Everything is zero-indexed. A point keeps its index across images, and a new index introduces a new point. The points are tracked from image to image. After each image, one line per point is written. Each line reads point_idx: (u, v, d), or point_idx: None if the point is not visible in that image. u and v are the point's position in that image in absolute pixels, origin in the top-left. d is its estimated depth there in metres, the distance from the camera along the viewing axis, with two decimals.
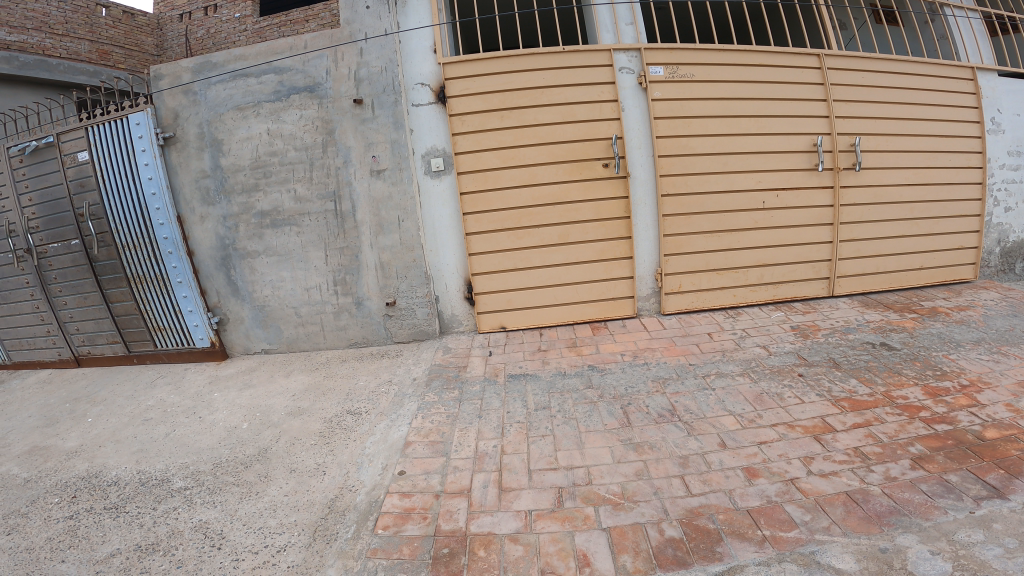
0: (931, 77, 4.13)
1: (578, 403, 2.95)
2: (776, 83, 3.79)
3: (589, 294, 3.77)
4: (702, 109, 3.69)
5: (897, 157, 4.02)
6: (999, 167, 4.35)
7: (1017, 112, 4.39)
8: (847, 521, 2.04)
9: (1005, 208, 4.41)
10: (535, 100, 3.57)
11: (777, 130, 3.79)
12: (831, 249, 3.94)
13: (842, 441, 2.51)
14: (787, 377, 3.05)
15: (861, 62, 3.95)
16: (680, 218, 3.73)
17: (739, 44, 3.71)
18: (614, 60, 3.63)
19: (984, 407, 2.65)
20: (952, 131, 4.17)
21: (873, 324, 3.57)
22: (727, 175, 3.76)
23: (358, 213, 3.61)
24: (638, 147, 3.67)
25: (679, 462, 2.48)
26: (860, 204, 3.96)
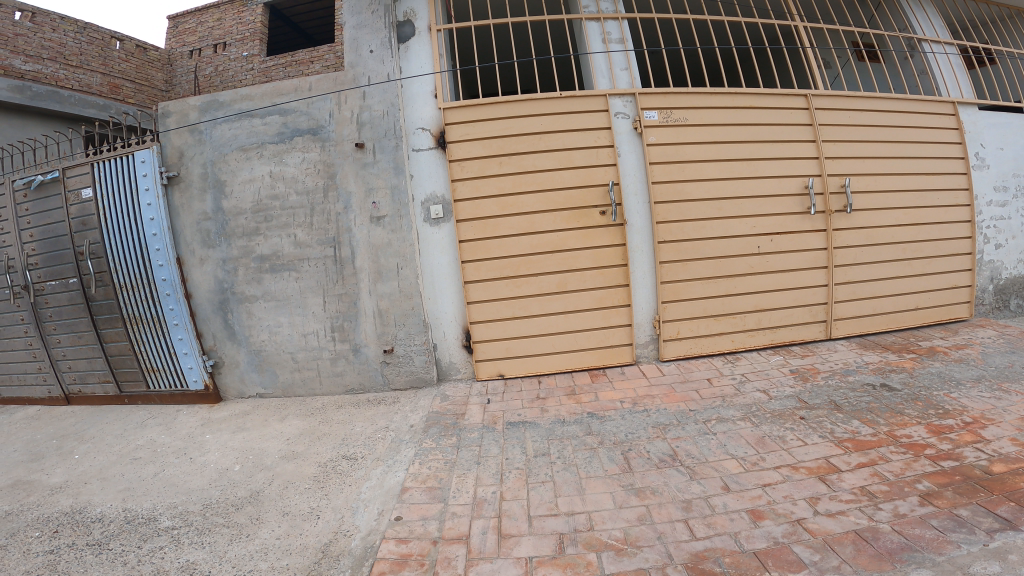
0: (915, 120, 4.24)
1: (578, 449, 2.89)
2: (768, 126, 3.89)
3: (588, 342, 3.75)
4: (697, 153, 3.76)
5: (886, 198, 4.08)
6: (987, 204, 4.42)
7: (999, 146, 4.49)
8: (858, 560, 2.00)
9: (995, 245, 4.45)
10: (533, 145, 3.65)
11: (769, 173, 3.86)
12: (827, 292, 3.96)
13: (847, 481, 2.47)
14: (789, 421, 2.99)
15: (848, 102, 4.07)
16: (676, 264, 3.76)
17: (729, 87, 3.82)
18: (610, 106, 3.73)
19: (989, 442, 2.63)
20: (940, 170, 4.26)
21: (872, 365, 3.55)
22: (722, 220, 3.80)
23: (357, 260, 3.63)
24: (635, 193, 3.73)
25: (683, 506, 2.42)
26: (853, 247, 4.00)
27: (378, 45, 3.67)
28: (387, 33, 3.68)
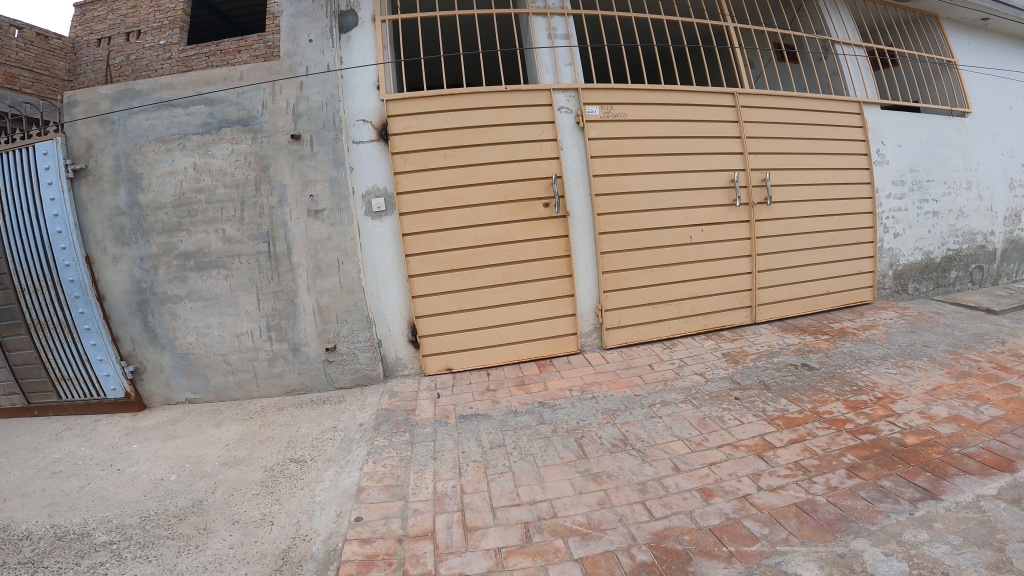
0: (825, 118, 4.58)
1: (532, 439, 2.95)
2: (699, 121, 4.09)
3: (533, 332, 3.83)
4: (635, 148, 3.90)
5: (801, 191, 4.41)
6: (887, 196, 4.86)
7: (898, 143, 4.94)
8: (803, 531, 2.30)
9: (893, 234, 4.91)
10: (478, 138, 3.67)
11: (701, 167, 4.08)
12: (751, 279, 4.24)
13: (782, 456, 2.79)
14: (725, 401, 3.24)
15: (769, 100, 4.34)
16: (617, 255, 3.89)
17: (665, 85, 3.99)
18: (553, 100, 3.80)
19: (900, 415, 3.15)
20: (846, 164, 4.64)
21: (793, 346, 3.93)
22: (658, 212, 3.97)
23: (294, 255, 3.54)
24: (576, 186, 3.82)
25: (638, 488, 2.57)
26: (774, 236, 4.31)
27: (318, 35, 3.61)
28: (328, 22, 3.63)
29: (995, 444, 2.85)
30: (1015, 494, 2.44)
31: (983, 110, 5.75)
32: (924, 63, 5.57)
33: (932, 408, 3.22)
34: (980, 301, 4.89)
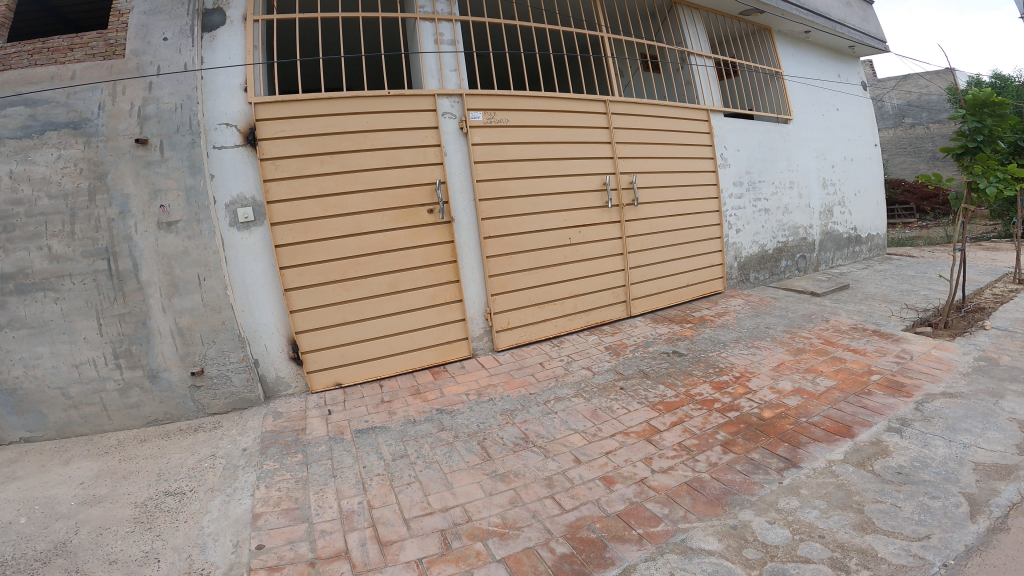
0: (678, 124, 5.27)
1: (435, 446, 3.12)
2: (573, 127, 4.53)
3: (425, 340, 3.98)
4: (517, 153, 4.25)
5: (659, 193, 5.07)
6: (729, 196, 5.73)
7: (736, 148, 5.80)
8: (698, 507, 2.72)
9: (736, 230, 5.82)
10: (359, 144, 3.70)
11: (577, 171, 4.55)
12: (624, 275, 4.87)
13: (668, 439, 3.28)
14: (612, 392, 3.75)
15: (633, 108, 4.93)
16: (502, 257, 4.22)
17: (544, 92, 4.36)
18: (438, 105, 3.98)
19: (756, 392, 3.87)
20: (688, 170, 5.33)
21: (664, 336, 4.65)
22: (539, 215, 4.37)
23: (142, 272, 3.22)
24: (461, 192, 4.06)
25: (546, 484, 2.84)
26: (641, 235, 4.98)
27: (174, 33, 3.40)
28: (189, 20, 3.44)
29: (832, 412, 3.71)
30: (856, 458, 3.21)
31: (804, 117, 6.71)
32: (758, 73, 6.30)
33: (778, 383, 4.00)
34: (806, 286, 6.10)
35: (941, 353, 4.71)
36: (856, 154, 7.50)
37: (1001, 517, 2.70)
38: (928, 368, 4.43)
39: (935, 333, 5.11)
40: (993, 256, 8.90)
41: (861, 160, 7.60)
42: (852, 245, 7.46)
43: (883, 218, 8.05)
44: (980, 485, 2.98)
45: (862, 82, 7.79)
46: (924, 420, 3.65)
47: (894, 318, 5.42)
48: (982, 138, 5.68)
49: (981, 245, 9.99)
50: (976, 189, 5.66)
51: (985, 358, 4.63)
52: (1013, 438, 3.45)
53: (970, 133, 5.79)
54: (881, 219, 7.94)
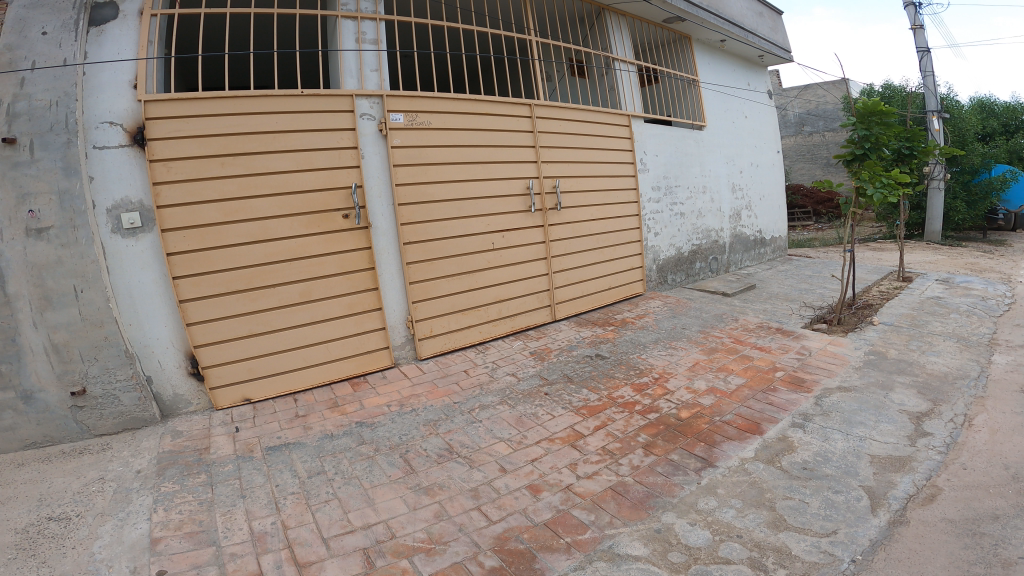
0: (599, 129, 5.44)
1: (354, 461, 3.02)
2: (496, 130, 4.60)
3: (343, 351, 3.86)
4: (439, 156, 4.23)
5: (584, 197, 5.29)
6: (648, 200, 5.97)
7: (655, 154, 6.03)
8: (623, 512, 2.76)
9: (654, 233, 6.07)
10: (266, 145, 3.53)
11: (499, 175, 4.61)
12: (548, 279, 5.00)
13: (592, 444, 3.37)
14: (537, 398, 3.84)
15: (559, 111, 5.09)
16: (424, 264, 4.18)
17: (469, 94, 4.40)
18: (356, 106, 3.87)
19: (674, 392, 4.04)
20: (605, 176, 5.50)
21: (587, 339, 4.78)
22: (462, 219, 4.39)
23: (9, 285, 2.89)
24: (379, 197, 3.97)
25: (471, 495, 2.81)
26: (564, 239, 5.12)
27: (56, 28, 3.10)
28: (74, 14, 3.16)
29: (743, 410, 3.87)
30: (765, 455, 3.34)
31: (717, 124, 6.99)
32: (677, 80, 6.56)
33: (694, 383, 4.17)
34: (718, 287, 6.39)
35: (836, 348, 5.02)
36: (761, 159, 7.86)
37: (899, 510, 2.88)
38: (825, 363, 4.69)
39: (830, 329, 5.44)
40: (878, 256, 9.65)
41: (766, 166, 7.96)
42: (758, 246, 7.82)
43: (784, 221, 8.45)
44: (878, 477, 3.17)
45: (768, 91, 8.17)
46: (823, 414, 3.85)
47: (793, 315, 5.72)
48: (868, 146, 6.08)
49: (868, 245, 10.81)
50: (862, 195, 6.07)
51: (874, 352, 4.98)
52: (903, 429, 3.72)
53: (858, 140, 6.18)
54: (783, 222, 8.37)
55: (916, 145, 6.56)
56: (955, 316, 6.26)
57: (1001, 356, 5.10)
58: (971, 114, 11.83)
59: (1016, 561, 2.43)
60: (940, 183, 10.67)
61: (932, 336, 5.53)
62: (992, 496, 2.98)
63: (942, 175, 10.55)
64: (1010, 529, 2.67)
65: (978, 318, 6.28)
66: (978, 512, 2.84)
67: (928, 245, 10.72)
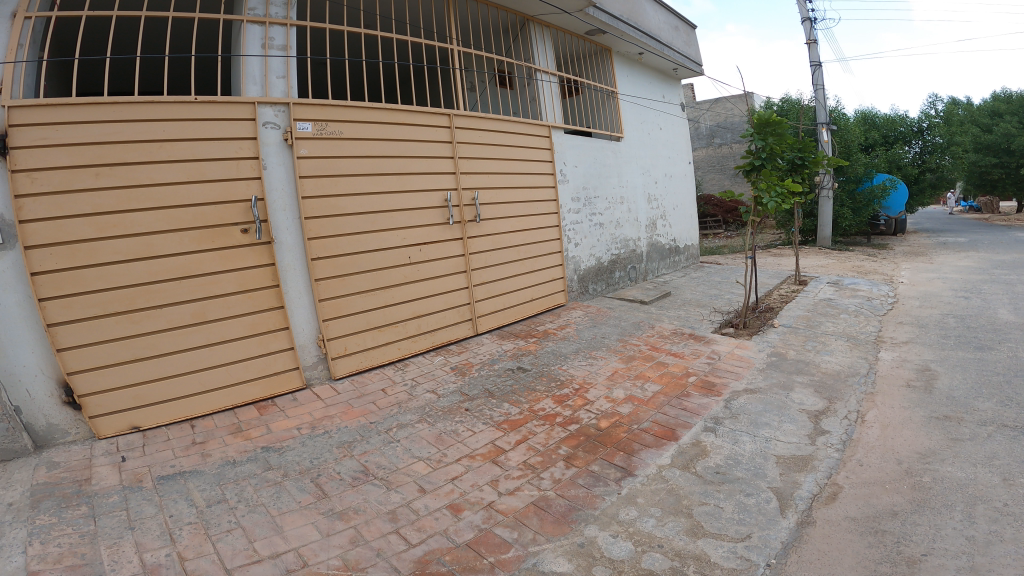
0: (518, 140, 5.57)
1: (260, 488, 2.83)
2: (411, 141, 4.56)
3: (245, 373, 3.66)
4: (350, 167, 4.14)
5: (507, 209, 5.45)
6: (568, 212, 6.18)
7: (575, 165, 6.25)
8: (546, 527, 2.71)
9: (575, 244, 6.28)
10: (152, 155, 3.30)
11: (415, 187, 4.59)
12: (468, 293, 5.05)
13: (513, 459, 3.31)
14: (457, 415, 3.78)
15: (478, 122, 5.18)
16: (335, 280, 4.06)
17: (384, 104, 4.35)
18: (258, 114, 3.72)
19: (593, 402, 4.07)
20: (521, 187, 5.60)
21: (510, 352, 4.88)
22: (375, 233, 4.30)
23: None
24: (282, 210, 3.81)
25: (389, 518, 2.68)
26: (485, 252, 5.22)
27: None
28: None
29: (659, 417, 3.93)
30: (680, 461, 3.40)
31: (634, 136, 7.19)
32: (597, 93, 6.73)
33: (612, 393, 4.23)
34: (637, 295, 6.61)
35: (743, 351, 5.21)
36: (675, 171, 8.12)
37: (805, 510, 2.99)
38: (733, 366, 4.86)
39: (737, 333, 5.67)
40: (779, 262, 10.17)
41: (679, 176, 8.24)
42: (673, 255, 8.09)
43: (696, 231, 8.75)
44: (784, 478, 3.29)
45: (681, 103, 8.43)
46: (732, 417, 3.97)
47: (705, 321, 5.92)
48: (764, 155, 6.36)
49: (771, 251, 11.40)
50: (761, 203, 6.34)
51: (776, 353, 5.21)
52: (803, 428, 3.89)
53: (755, 151, 6.45)
54: (695, 231, 8.65)
55: (806, 155, 6.94)
56: (846, 317, 6.68)
57: (888, 353, 5.46)
58: (857, 126, 12.68)
59: (918, 558, 2.55)
60: (830, 192, 11.40)
61: (826, 336, 5.86)
62: (889, 491, 3.14)
63: (831, 184, 11.28)
64: (908, 525, 2.81)
65: (865, 317, 6.73)
66: (878, 509, 2.98)
67: (822, 250, 11.42)
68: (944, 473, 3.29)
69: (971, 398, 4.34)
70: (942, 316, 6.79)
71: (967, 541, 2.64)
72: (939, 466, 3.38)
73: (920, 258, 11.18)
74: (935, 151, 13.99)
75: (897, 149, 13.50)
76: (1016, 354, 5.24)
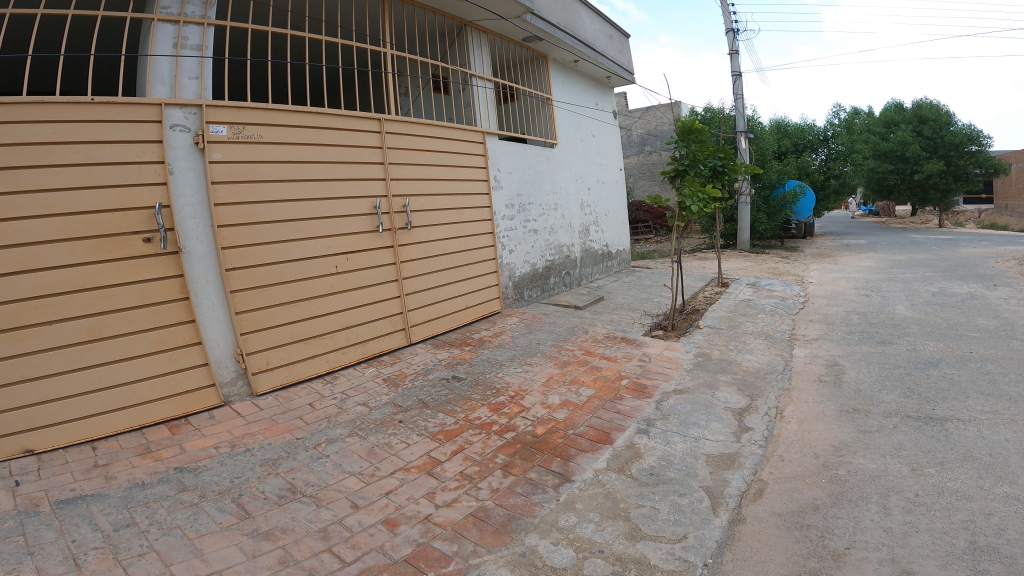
0: (450, 146, 5.52)
1: (174, 510, 2.68)
2: (336, 145, 4.44)
3: (153, 392, 3.45)
4: (269, 173, 3.98)
5: (440, 216, 5.38)
6: (502, 218, 6.19)
7: (509, 171, 6.27)
8: (486, 538, 2.67)
9: (509, 250, 6.30)
10: (39, 158, 3.09)
11: (341, 193, 4.46)
12: (401, 302, 4.95)
13: (449, 470, 3.25)
14: (390, 427, 3.69)
15: (409, 127, 5.09)
16: (253, 292, 3.89)
17: (308, 107, 4.20)
18: (165, 116, 3.54)
19: (529, 409, 4.07)
20: (453, 193, 5.55)
21: (444, 361, 4.82)
22: (298, 241, 4.15)
23: None
24: (192, 217, 3.62)
25: (321, 536, 2.58)
26: (418, 260, 5.13)
27: None
28: None
29: (594, 421, 3.97)
30: (616, 464, 3.44)
31: (567, 143, 7.27)
32: (534, 99, 6.77)
33: (548, 399, 4.24)
34: (571, 301, 6.69)
35: (671, 353, 5.35)
36: (607, 177, 8.25)
37: (735, 507, 3.08)
38: (663, 368, 4.98)
39: (665, 335, 5.81)
40: (703, 265, 10.52)
41: (611, 183, 8.38)
42: (605, 260, 8.22)
43: (627, 236, 8.92)
44: (714, 476, 3.38)
45: (613, 111, 8.58)
46: (663, 418, 4.06)
47: (635, 324, 6.04)
48: (687, 162, 6.55)
49: (697, 255, 11.79)
50: (684, 209, 6.53)
51: (702, 354, 5.38)
52: (729, 426, 4.02)
53: (679, 157, 6.63)
54: (627, 236, 8.81)
55: (726, 162, 7.19)
56: (764, 317, 6.97)
57: (801, 350, 5.74)
58: (772, 133, 13.30)
59: (842, 552, 2.66)
60: (748, 197, 11.91)
61: (747, 335, 6.10)
62: (809, 485, 3.29)
63: (749, 190, 11.78)
64: (829, 519, 2.95)
65: (780, 316, 7.06)
66: (801, 503, 3.11)
67: (742, 254, 11.90)
68: (858, 465, 3.48)
69: (876, 390, 4.62)
70: (847, 313, 7.21)
71: (885, 533, 2.78)
72: (852, 458, 3.57)
73: (829, 259, 11.84)
74: (840, 158, 14.87)
75: (806, 156, 14.26)
76: (914, 348, 5.62)
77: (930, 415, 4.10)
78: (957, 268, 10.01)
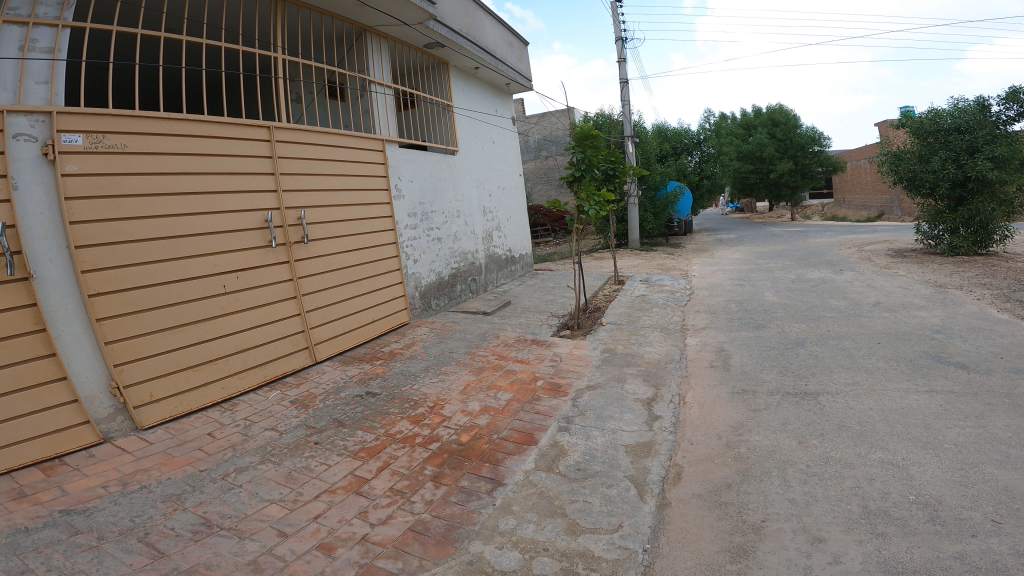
0: (348, 155, 5.39)
1: (72, 554, 2.45)
2: (216, 156, 4.20)
3: (16, 434, 3.11)
4: (137, 186, 3.70)
5: (340, 227, 5.24)
6: (405, 227, 6.13)
7: (410, 180, 6.21)
8: (429, 551, 2.64)
9: (414, 260, 6.24)
10: None
11: (226, 207, 4.23)
12: (301, 320, 4.77)
13: (378, 487, 3.17)
14: (306, 450, 3.54)
15: (303, 136, 4.92)
16: (125, 318, 3.59)
17: (181, 115, 3.95)
18: (7, 124, 3.21)
19: (450, 418, 4.04)
20: (352, 203, 5.42)
21: (355, 377, 4.69)
22: (177, 261, 3.89)
23: None
24: (44, 238, 3.29)
25: (252, 568, 2.45)
26: (318, 275, 4.97)
27: None
28: None
29: (516, 423, 4.02)
30: (544, 463, 3.50)
31: (467, 149, 7.30)
32: (433, 106, 6.75)
33: (468, 406, 4.24)
34: (479, 307, 6.73)
35: (580, 351, 5.51)
36: (507, 182, 8.36)
37: (659, 492, 3.23)
38: (574, 366, 5.12)
39: (573, 334, 5.98)
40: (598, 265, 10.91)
41: (511, 188, 8.49)
42: (509, 265, 8.33)
43: (528, 239, 9.07)
44: (635, 465, 3.52)
45: (512, 117, 8.71)
46: (581, 414, 4.18)
47: (544, 326, 6.17)
48: (584, 167, 6.78)
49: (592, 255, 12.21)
50: (582, 212, 6.75)
51: (608, 349, 5.58)
52: (641, 416, 4.21)
53: (575, 162, 6.85)
54: (527, 240, 8.96)
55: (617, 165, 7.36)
56: (659, 310, 7.34)
57: (692, 339, 6.11)
58: (654, 137, 14.03)
59: (761, 524, 2.87)
60: (635, 198, 12.49)
61: (645, 329, 6.41)
62: (719, 465, 3.51)
63: (636, 191, 12.37)
64: (743, 494, 3.16)
65: (671, 309, 7.46)
66: (715, 483, 3.31)
67: (632, 252, 12.47)
68: (755, 442, 3.76)
69: (760, 371, 5.02)
70: (727, 302, 7.75)
71: (792, 503, 3.02)
72: (750, 436, 3.85)
73: (706, 253, 12.65)
74: (710, 160, 15.95)
75: (681, 159, 15.15)
76: (783, 330, 6.14)
77: (805, 390, 4.50)
78: (810, 256, 11.05)
